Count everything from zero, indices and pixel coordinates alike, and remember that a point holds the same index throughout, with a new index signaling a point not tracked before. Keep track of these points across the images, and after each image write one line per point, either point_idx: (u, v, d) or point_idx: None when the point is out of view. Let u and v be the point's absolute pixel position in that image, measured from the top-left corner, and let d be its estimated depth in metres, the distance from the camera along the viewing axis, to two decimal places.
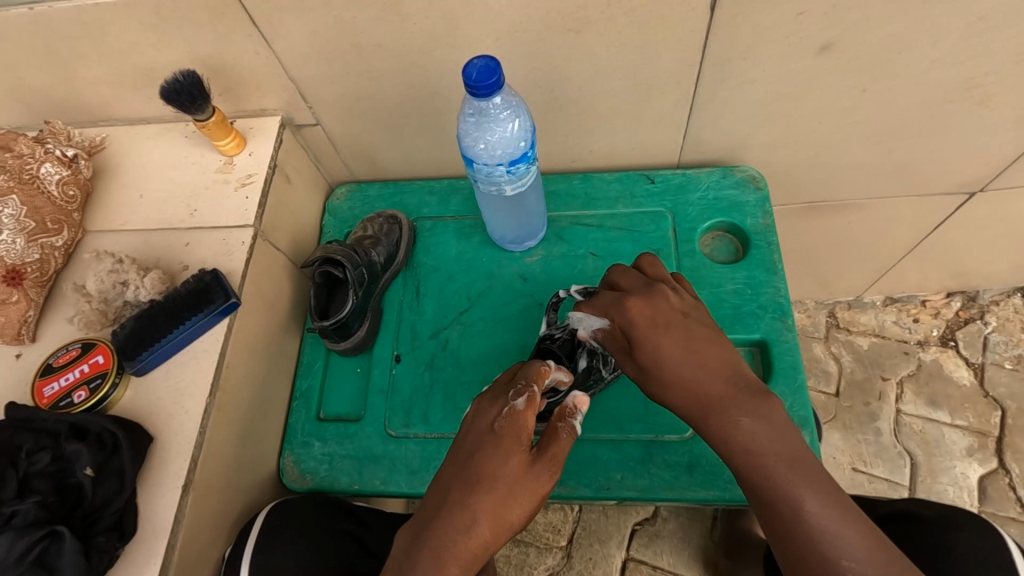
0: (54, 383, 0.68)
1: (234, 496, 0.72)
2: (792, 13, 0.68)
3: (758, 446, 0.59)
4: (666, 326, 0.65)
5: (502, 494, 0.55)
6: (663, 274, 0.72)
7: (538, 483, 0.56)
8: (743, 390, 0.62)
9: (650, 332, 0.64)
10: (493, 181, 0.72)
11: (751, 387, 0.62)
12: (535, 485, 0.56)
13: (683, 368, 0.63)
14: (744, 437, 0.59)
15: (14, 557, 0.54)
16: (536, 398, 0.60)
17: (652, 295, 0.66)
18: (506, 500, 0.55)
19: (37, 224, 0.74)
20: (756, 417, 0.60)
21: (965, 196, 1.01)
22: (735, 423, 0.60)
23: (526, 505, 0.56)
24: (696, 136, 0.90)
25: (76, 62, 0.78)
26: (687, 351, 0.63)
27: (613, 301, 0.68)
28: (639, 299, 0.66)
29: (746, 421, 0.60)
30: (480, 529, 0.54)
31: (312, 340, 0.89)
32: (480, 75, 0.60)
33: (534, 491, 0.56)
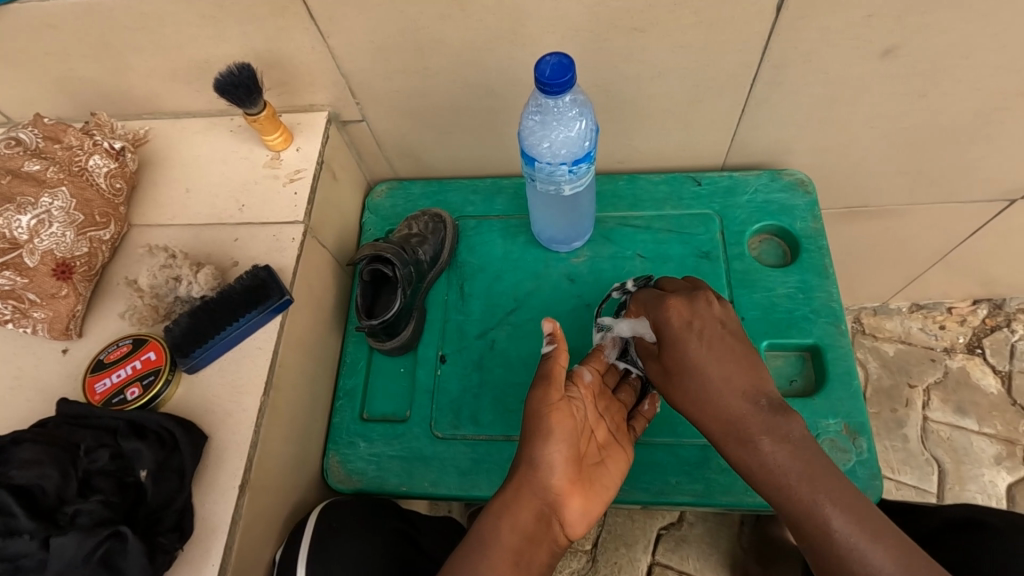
0: (106, 379, 0.67)
1: (284, 497, 0.71)
2: (859, 16, 0.68)
3: (786, 475, 0.59)
4: (701, 334, 0.66)
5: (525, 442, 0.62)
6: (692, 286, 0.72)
7: (535, 409, 0.62)
8: (764, 410, 0.62)
9: (680, 336, 0.66)
10: (553, 181, 0.71)
11: (769, 406, 0.62)
12: (532, 413, 0.62)
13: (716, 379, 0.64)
14: (768, 460, 0.60)
15: (80, 558, 0.53)
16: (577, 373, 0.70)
17: (693, 299, 0.67)
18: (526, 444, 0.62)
19: (86, 217, 0.73)
20: (771, 436, 0.61)
21: (1005, 204, 1.01)
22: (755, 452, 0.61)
23: (538, 436, 0.61)
24: (745, 139, 0.89)
25: (127, 54, 0.77)
26: (712, 359, 0.65)
27: (652, 299, 0.70)
28: (682, 299, 0.67)
29: (768, 450, 0.60)
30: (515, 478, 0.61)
31: (356, 339, 0.88)
32: (553, 72, 0.60)
33: (538, 420, 0.61)
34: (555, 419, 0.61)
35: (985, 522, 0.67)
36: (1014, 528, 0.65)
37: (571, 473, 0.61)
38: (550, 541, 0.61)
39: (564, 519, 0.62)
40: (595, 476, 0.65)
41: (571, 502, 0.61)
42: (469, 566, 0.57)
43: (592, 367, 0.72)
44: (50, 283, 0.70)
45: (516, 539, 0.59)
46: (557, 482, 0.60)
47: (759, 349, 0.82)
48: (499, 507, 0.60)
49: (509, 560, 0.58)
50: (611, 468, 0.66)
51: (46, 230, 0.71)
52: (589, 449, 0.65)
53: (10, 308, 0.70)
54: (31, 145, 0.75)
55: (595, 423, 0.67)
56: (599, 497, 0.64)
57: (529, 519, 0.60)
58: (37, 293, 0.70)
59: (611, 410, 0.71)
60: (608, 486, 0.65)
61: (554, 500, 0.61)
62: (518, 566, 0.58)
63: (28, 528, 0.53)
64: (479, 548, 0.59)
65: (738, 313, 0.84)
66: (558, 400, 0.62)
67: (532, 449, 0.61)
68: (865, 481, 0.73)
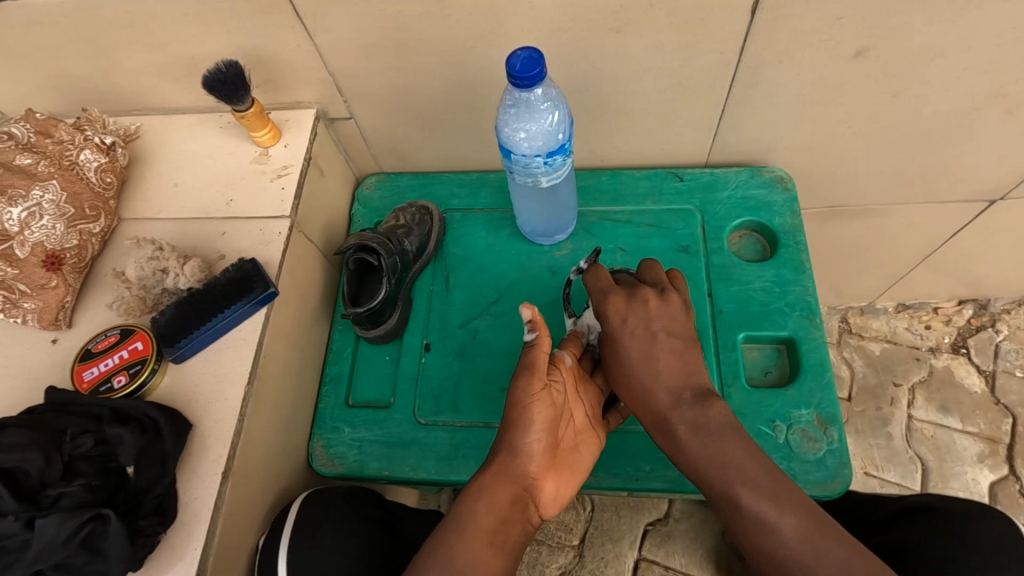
0: (93, 368, 0.69)
1: (267, 485, 0.73)
2: (830, 18, 0.69)
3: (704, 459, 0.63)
4: (630, 329, 0.70)
5: (504, 429, 0.64)
6: (659, 281, 0.76)
7: (517, 395, 0.63)
8: (684, 402, 0.66)
9: (614, 331, 0.71)
10: (530, 173, 0.74)
11: (692, 397, 0.67)
12: (513, 398, 0.63)
13: (642, 370, 0.69)
14: (697, 453, 0.64)
15: (62, 538, 0.55)
16: (559, 357, 0.71)
17: (629, 296, 0.72)
18: (505, 430, 0.64)
19: (76, 210, 0.75)
20: (689, 423, 0.65)
21: (984, 204, 1.02)
22: (678, 445, 0.65)
23: (518, 422, 0.62)
24: (725, 139, 0.91)
25: (118, 50, 0.79)
26: (644, 356, 0.69)
27: (599, 294, 0.74)
28: (622, 296, 0.72)
29: (692, 444, 0.64)
30: (494, 462, 0.63)
31: (341, 327, 0.90)
32: (523, 66, 0.62)
33: (519, 405, 0.63)
34: (536, 405, 0.63)
35: (936, 507, 0.73)
36: (966, 515, 0.70)
37: (546, 458, 0.64)
38: (524, 523, 0.63)
39: (538, 501, 0.64)
40: (569, 461, 0.67)
41: (545, 485, 0.64)
42: (443, 546, 0.58)
43: (571, 351, 0.74)
44: (39, 274, 0.72)
45: (493, 520, 0.60)
46: (533, 466, 0.63)
47: (735, 341, 0.83)
48: (477, 490, 0.61)
49: (485, 541, 0.59)
50: (584, 453, 0.68)
51: (37, 222, 0.73)
52: (566, 434, 0.67)
53: (0, 298, 0.72)
54: (22, 140, 0.76)
55: (572, 408, 0.69)
56: (571, 480, 0.66)
57: (505, 501, 0.61)
58: (28, 284, 0.71)
59: (589, 396, 0.73)
60: (580, 470, 0.68)
61: (530, 483, 0.63)
62: (493, 548, 0.59)
63: (12, 509, 0.55)
64: (455, 529, 0.59)
65: (716, 306, 0.86)
66: (539, 388, 0.64)
67: (512, 434, 0.62)
68: (834, 469, 0.75)
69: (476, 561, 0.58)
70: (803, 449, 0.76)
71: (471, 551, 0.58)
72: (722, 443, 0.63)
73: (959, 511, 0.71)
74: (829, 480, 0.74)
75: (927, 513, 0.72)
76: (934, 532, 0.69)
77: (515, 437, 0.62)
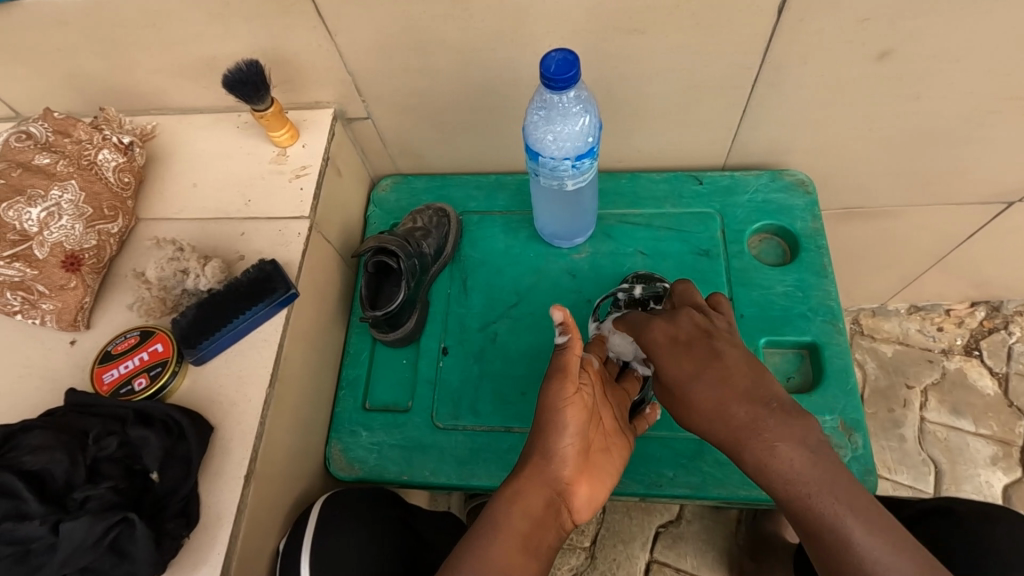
0: (113, 370, 0.68)
1: (287, 489, 0.72)
2: (858, 19, 0.69)
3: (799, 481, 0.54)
4: (686, 347, 0.63)
5: (537, 432, 0.63)
6: (698, 300, 0.69)
7: (549, 398, 0.63)
8: (773, 413, 0.57)
9: (666, 350, 0.63)
10: (556, 176, 0.73)
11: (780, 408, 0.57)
12: (546, 401, 0.63)
13: (709, 390, 0.59)
14: (790, 471, 0.55)
15: (89, 542, 0.54)
16: (587, 360, 0.70)
17: (675, 314, 0.65)
18: (538, 433, 0.63)
19: (95, 210, 0.74)
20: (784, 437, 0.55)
21: (1003, 206, 1.02)
22: (772, 466, 0.55)
23: (552, 425, 0.62)
24: (745, 140, 0.90)
25: (136, 49, 0.78)
26: (710, 369, 0.60)
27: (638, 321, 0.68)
28: (665, 316, 0.66)
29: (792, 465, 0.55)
30: (527, 465, 0.62)
31: (359, 330, 0.90)
32: (558, 68, 0.61)
33: (551, 408, 0.62)
34: (568, 408, 0.62)
35: (953, 510, 0.72)
36: (976, 513, 0.70)
37: (579, 462, 0.63)
38: (559, 528, 0.61)
39: (573, 506, 0.63)
40: (602, 466, 0.66)
41: (579, 490, 0.62)
42: (477, 551, 0.57)
43: (596, 354, 0.73)
44: (58, 275, 0.71)
45: (527, 525, 0.59)
46: (566, 470, 0.61)
47: (757, 346, 0.83)
48: (510, 493, 0.60)
49: (520, 546, 0.58)
50: (615, 457, 0.67)
51: (56, 222, 0.72)
52: (598, 438, 0.66)
53: (19, 299, 0.71)
54: (41, 139, 0.76)
55: (602, 412, 0.68)
56: (605, 485, 0.65)
57: (539, 504, 0.60)
58: (46, 285, 0.71)
59: (616, 400, 0.72)
60: (612, 475, 0.67)
61: (564, 487, 0.62)
62: (529, 552, 0.58)
63: (38, 513, 0.54)
64: (489, 533, 0.58)
65: (736, 310, 0.85)
66: (571, 390, 0.63)
67: (545, 438, 0.62)
68: (858, 476, 0.74)
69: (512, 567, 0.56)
70: None
71: (506, 556, 0.57)
72: (821, 465, 0.54)
73: (973, 510, 0.71)
74: None
75: (943, 515, 0.72)
76: (949, 534, 0.69)
77: (548, 439, 0.62)
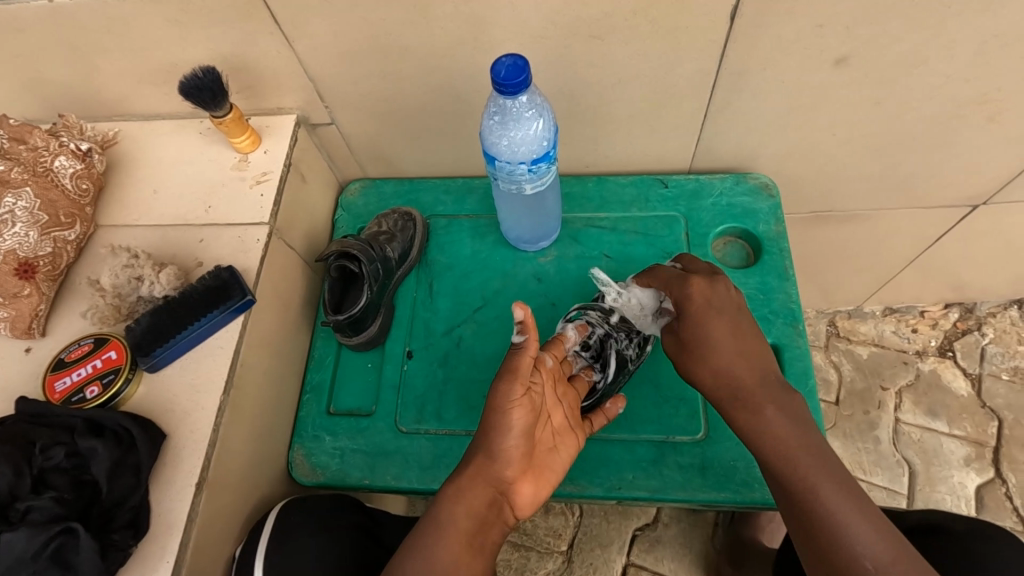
0: (66, 377, 0.68)
1: (244, 497, 0.72)
2: (810, 26, 0.69)
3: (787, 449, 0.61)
4: (715, 309, 0.68)
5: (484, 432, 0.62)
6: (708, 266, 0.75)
7: (497, 399, 0.61)
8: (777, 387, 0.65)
9: (700, 312, 0.68)
10: (514, 180, 0.74)
11: (779, 384, 0.65)
12: (494, 402, 0.61)
13: (726, 352, 0.66)
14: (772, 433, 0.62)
15: (30, 554, 0.54)
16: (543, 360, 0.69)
17: (715, 281, 0.70)
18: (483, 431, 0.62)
19: (51, 217, 0.74)
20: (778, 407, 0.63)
21: (969, 209, 1.03)
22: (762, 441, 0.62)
23: (497, 428, 0.61)
24: (709, 144, 0.91)
25: (93, 54, 0.78)
26: (730, 340, 0.67)
27: (674, 277, 0.72)
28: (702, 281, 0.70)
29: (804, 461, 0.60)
30: (470, 462, 0.62)
31: (324, 336, 0.89)
32: (508, 73, 0.62)
33: (498, 410, 0.61)
34: (516, 410, 0.61)
35: (940, 526, 0.72)
36: (960, 529, 0.70)
37: (524, 462, 0.63)
38: (501, 524, 0.63)
39: (515, 503, 0.63)
40: (546, 462, 0.66)
41: (522, 488, 0.63)
42: (422, 551, 0.58)
43: (553, 353, 0.72)
44: (12, 283, 0.71)
45: (471, 522, 0.60)
46: (510, 470, 0.62)
47: None
48: (453, 492, 0.61)
49: (462, 545, 0.59)
50: (561, 453, 0.68)
51: (9, 230, 0.72)
52: (544, 436, 0.67)
53: None
54: None
55: (551, 410, 0.68)
56: (549, 481, 0.66)
57: (482, 502, 0.61)
58: None
59: (567, 397, 0.72)
60: (558, 471, 0.67)
61: (506, 486, 0.62)
62: (473, 550, 0.59)
63: None
64: (434, 534, 0.59)
65: None
66: (522, 393, 0.62)
67: (490, 439, 0.61)
68: None
69: (453, 563, 0.58)
70: None
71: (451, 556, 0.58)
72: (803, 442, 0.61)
73: (969, 531, 0.69)
74: None
75: (935, 533, 0.71)
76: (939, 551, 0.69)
77: (495, 440, 0.61)
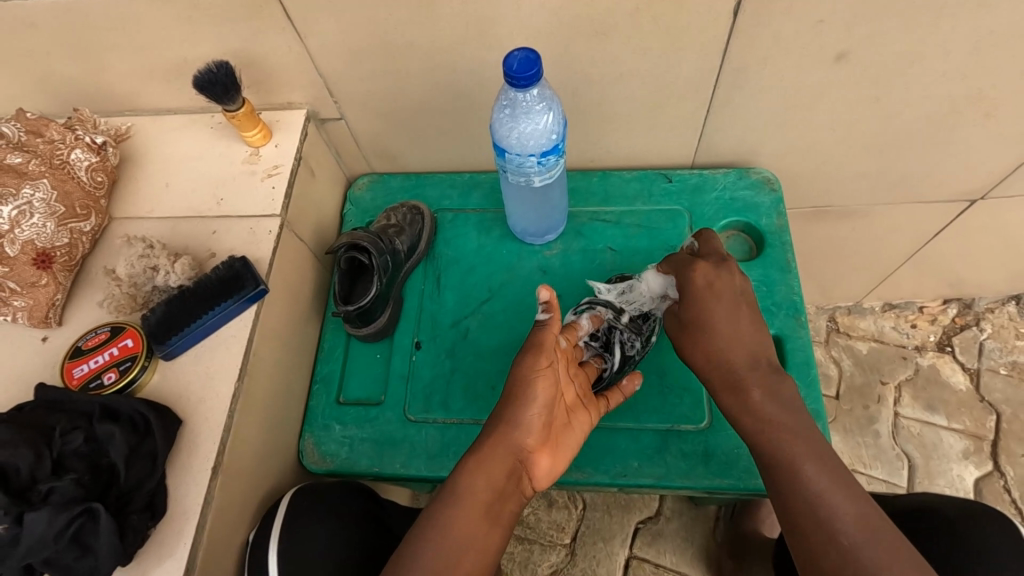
0: (83, 365, 0.69)
1: (257, 484, 0.73)
2: (811, 22, 0.71)
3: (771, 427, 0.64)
4: (719, 295, 0.70)
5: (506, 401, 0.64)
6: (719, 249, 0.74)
7: (521, 369, 0.64)
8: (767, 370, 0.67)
9: (703, 294, 0.69)
10: (523, 172, 0.75)
11: (769, 367, 0.68)
12: (519, 373, 0.64)
13: (723, 338, 0.68)
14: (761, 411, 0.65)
15: (52, 534, 0.55)
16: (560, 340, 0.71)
17: (721, 267, 0.71)
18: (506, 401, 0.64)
19: (67, 209, 0.75)
20: (768, 394, 0.66)
21: (966, 205, 1.05)
22: (756, 425, 0.64)
23: (520, 399, 0.63)
24: (711, 139, 0.92)
25: (107, 49, 0.79)
26: (731, 320, 0.69)
27: (685, 258, 0.74)
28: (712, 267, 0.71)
29: (814, 476, 0.60)
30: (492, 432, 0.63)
31: (333, 327, 0.91)
32: (520, 66, 0.63)
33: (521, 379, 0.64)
34: (539, 381, 0.64)
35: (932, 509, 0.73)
36: (957, 512, 0.71)
37: (544, 435, 0.64)
38: (519, 494, 0.64)
39: (533, 474, 0.64)
40: (564, 437, 0.67)
41: (541, 460, 0.64)
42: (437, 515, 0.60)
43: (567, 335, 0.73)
44: (29, 272, 0.72)
45: (489, 490, 0.61)
46: (531, 441, 0.63)
47: None
48: (473, 460, 0.62)
49: (478, 512, 0.60)
50: (577, 429, 0.69)
51: (27, 221, 0.73)
52: (561, 412, 0.68)
53: None
54: (13, 139, 0.77)
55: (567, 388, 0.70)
56: (565, 456, 0.67)
57: (502, 471, 0.62)
58: (18, 282, 0.72)
59: (579, 377, 0.73)
60: (574, 448, 0.68)
61: (526, 456, 0.63)
62: (490, 516, 0.61)
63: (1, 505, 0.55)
64: (451, 501, 0.61)
65: None
66: (544, 365, 0.65)
67: (511, 409, 0.63)
68: None
69: (472, 529, 0.60)
70: None
71: (466, 522, 0.60)
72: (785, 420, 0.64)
73: (959, 513, 0.71)
74: None
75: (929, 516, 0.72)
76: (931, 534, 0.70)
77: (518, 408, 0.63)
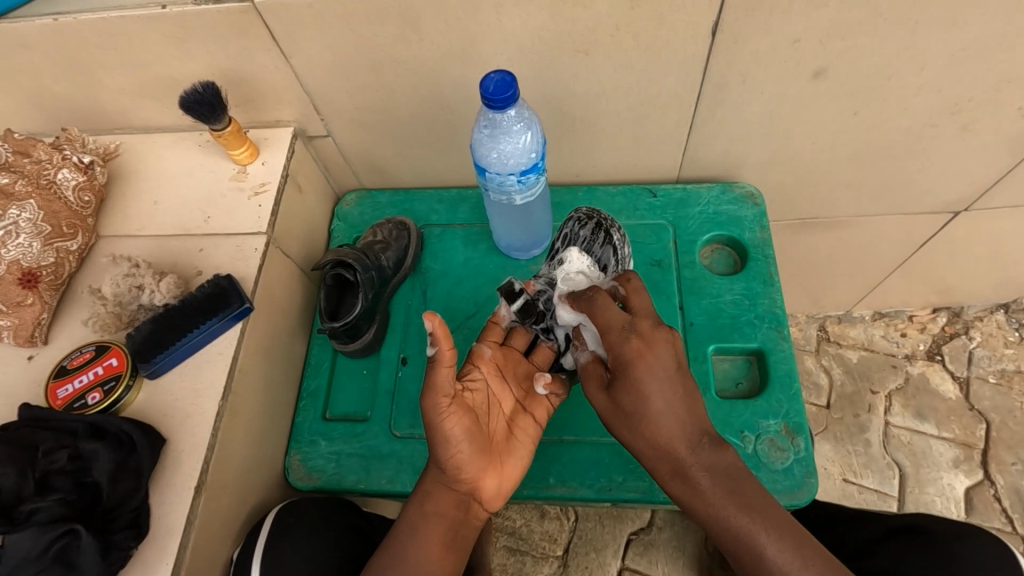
0: (67, 385, 0.70)
1: (241, 501, 0.73)
2: (787, 41, 0.72)
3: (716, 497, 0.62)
4: (655, 369, 0.64)
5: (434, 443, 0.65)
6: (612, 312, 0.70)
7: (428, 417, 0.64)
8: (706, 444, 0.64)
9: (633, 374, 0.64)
10: (504, 191, 0.77)
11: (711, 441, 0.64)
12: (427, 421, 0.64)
13: (659, 403, 0.64)
14: (704, 488, 0.63)
15: (35, 553, 0.56)
16: (480, 352, 0.74)
17: (656, 336, 0.66)
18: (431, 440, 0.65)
19: (54, 228, 0.76)
20: (711, 471, 0.63)
21: (950, 216, 1.06)
22: (701, 496, 0.62)
23: (436, 441, 0.64)
24: (695, 153, 0.93)
25: (95, 70, 0.80)
26: (669, 389, 0.64)
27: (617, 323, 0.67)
28: (644, 332, 0.66)
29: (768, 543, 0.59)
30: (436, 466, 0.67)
31: (320, 341, 0.91)
32: (496, 89, 0.64)
33: (432, 427, 0.64)
34: (451, 419, 0.64)
35: (919, 528, 0.73)
36: (949, 533, 0.71)
37: (479, 462, 0.66)
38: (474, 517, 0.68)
39: (483, 496, 0.68)
40: (504, 452, 0.69)
41: (484, 484, 0.67)
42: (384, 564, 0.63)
43: (491, 342, 0.76)
44: (15, 292, 0.73)
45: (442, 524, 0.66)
46: (467, 473, 0.66)
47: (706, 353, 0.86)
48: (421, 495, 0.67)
49: (436, 545, 0.65)
50: (521, 438, 0.71)
51: (13, 241, 0.74)
52: (497, 427, 0.70)
53: None
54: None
55: (496, 399, 0.72)
56: (515, 469, 0.70)
57: (450, 503, 0.67)
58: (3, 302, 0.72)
59: (520, 376, 0.76)
60: (523, 455, 0.71)
61: (470, 485, 0.67)
62: (448, 545, 0.66)
63: None
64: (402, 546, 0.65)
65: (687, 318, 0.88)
66: (448, 405, 0.64)
67: (436, 451, 0.65)
68: (799, 477, 0.77)
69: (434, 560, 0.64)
70: (770, 458, 0.78)
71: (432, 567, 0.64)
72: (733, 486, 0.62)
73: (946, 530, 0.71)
74: (795, 488, 0.76)
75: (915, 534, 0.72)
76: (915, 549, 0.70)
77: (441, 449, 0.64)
